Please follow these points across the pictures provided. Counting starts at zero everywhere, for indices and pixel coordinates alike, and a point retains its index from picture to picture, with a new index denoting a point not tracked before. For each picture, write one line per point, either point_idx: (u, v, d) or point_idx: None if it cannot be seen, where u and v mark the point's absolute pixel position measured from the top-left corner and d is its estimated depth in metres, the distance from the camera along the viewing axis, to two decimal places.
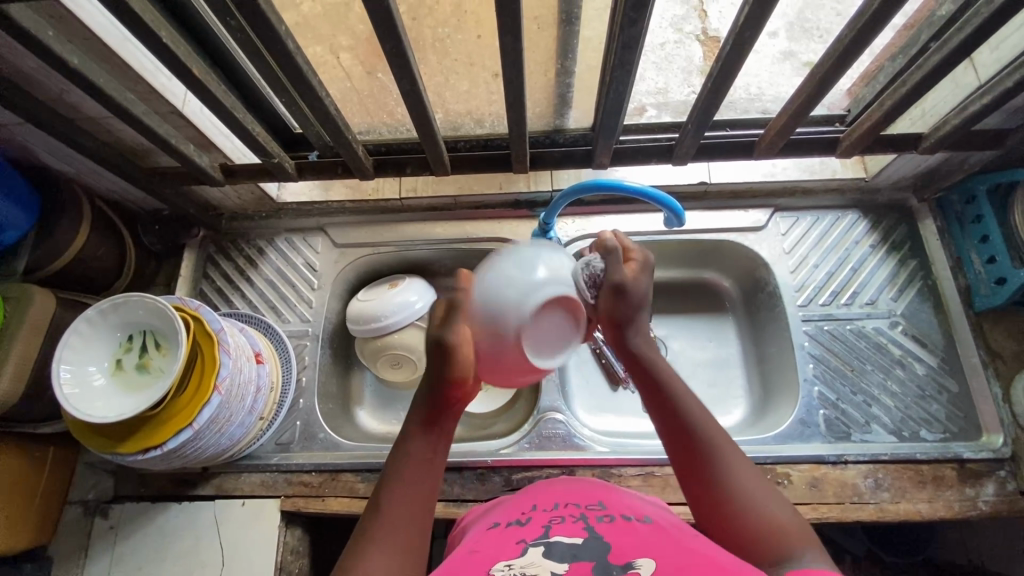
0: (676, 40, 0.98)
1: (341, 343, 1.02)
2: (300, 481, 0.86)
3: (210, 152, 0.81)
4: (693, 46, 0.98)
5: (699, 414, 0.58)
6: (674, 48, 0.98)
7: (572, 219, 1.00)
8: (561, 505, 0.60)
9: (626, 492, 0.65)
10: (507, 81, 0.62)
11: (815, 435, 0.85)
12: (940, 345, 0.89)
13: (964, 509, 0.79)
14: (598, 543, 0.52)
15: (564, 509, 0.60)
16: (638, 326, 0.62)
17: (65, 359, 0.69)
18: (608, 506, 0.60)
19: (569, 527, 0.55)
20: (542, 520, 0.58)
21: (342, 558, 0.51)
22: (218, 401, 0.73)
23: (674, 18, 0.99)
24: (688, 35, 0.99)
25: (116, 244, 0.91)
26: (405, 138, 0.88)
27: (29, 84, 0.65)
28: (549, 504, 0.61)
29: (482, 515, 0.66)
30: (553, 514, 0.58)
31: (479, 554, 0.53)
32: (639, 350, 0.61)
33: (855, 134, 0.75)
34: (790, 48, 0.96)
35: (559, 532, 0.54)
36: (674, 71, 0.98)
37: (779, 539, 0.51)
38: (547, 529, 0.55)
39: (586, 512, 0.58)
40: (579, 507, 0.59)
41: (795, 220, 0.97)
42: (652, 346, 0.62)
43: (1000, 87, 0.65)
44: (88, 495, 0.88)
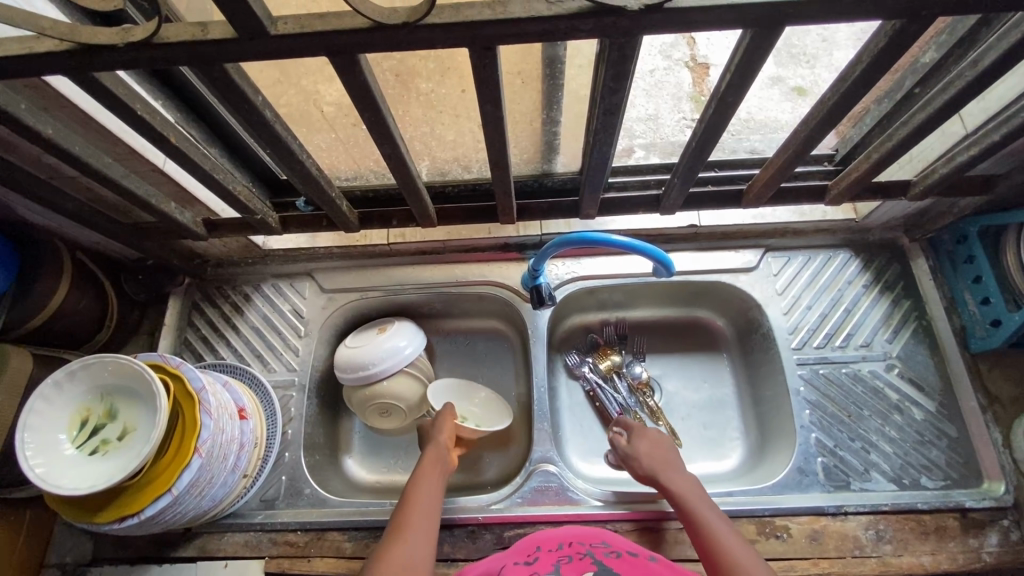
0: (666, 67, 0.99)
1: (329, 391, 1.00)
2: (286, 540, 0.83)
3: (193, 207, 0.80)
4: (682, 72, 0.99)
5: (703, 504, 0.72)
6: (664, 74, 0.99)
7: (563, 260, 1.00)
8: (566, 547, 0.68)
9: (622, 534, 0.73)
10: (490, 144, 0.61)
11: (814, 484, 0.83)
12: (937, 388, 0.87)
13: (969, 561, 0.77)
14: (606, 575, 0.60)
15: (569, 549, 0.67)
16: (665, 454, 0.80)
17: (30, 425, 0.66)
18: (611, 544, 0.68)
19: (578, 564, 0.63)
20: (551, 558, 0.65)
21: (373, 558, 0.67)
22: (198, 465, 0.71)
23: (662, 46, 1.00)
24: (677, 61, 1.00)
25: (97, 297, 0.89)
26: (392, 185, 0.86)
27: (6, 150, 0.64)
28: (554, 546, 0.68)
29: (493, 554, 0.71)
30: (560, 555, 0.66)
31: None
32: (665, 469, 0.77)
33: (844, 182, 0.75)
34: (779, 73, 0.96)
35: (568, 569, 0.62)
36: (663, 97, 0.98)
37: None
38: (557, 567, 0.63)
39: (591, 550, 0.66)
40: (583, 546, 0.67)
41: (786, 260, 0.96)
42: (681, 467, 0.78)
43: (987, 139, 0.65)
44: (65, 558, 0.85)
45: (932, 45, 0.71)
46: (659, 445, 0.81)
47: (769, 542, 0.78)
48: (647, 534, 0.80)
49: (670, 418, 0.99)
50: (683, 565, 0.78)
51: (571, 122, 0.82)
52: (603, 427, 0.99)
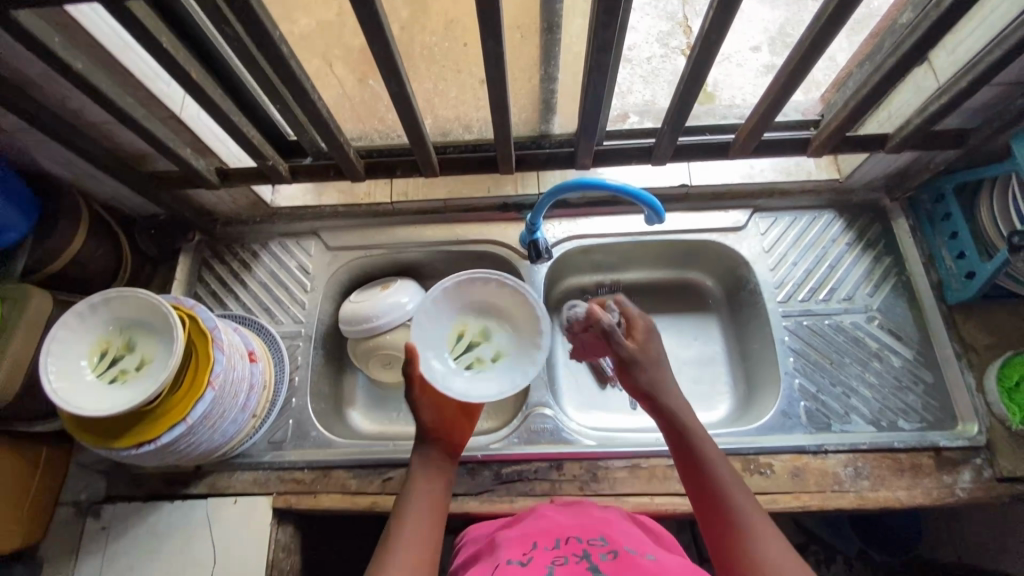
0: (662, 55, 1.04)
1: (334, 346, 1.04)
2: (293, 478, 0.87)
3: (207, 157, 0.84)
4: (678, 60, 1.03)
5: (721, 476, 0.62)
6: (661, 61, 1.04)
7: (558, 221, 1.03)
8: (562, 543, 0.64)
9: (623, 526, 0.70)
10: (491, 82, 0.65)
11: (797, 426, 0.87)
12: (916, 338, 0.92)
13: (942, 496, 0.81)
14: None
15: (565, 547, 0.63)
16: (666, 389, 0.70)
17: (54, 352, 0.70)
18: (609, 542, 0.64)
19: (572, 568, 0.58)
20: (544, 559, 0.60)
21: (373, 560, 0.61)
22: (211, 397, 0.75)
23: (660, 34, 1.05)
24: (674, 49, 1.04)
25: (112, 248, 0.93)
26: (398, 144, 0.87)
27: (34, 91, 0.68)
28: (551, 542, 0.64)
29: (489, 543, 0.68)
30: (555, 553, 0.61)
31: None
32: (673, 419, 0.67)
33: (825, 133, 0.79)
34: (773, 61, 1.01)
35: (562, 573, 0.57)
36: (660, 84, 1.03)
37: None
38: (552, 568, 0.58)
39: (589, 548, 0.62)
40: (581, 544, 0.63)
41: (773, 220, 1.01)
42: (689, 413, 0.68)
43: (956, 87, 0.70)
44: (80, 496, 0.88)
45: (907, 5, 0.75)
46: (663, 358, 0.72)
47: (754, 478, 0.83)
48: (638, 471, 0.84)
49: None
50: (672, 499, 0.82)
51: (568, 81, 0.86)
52: (597, 381, 1.03)
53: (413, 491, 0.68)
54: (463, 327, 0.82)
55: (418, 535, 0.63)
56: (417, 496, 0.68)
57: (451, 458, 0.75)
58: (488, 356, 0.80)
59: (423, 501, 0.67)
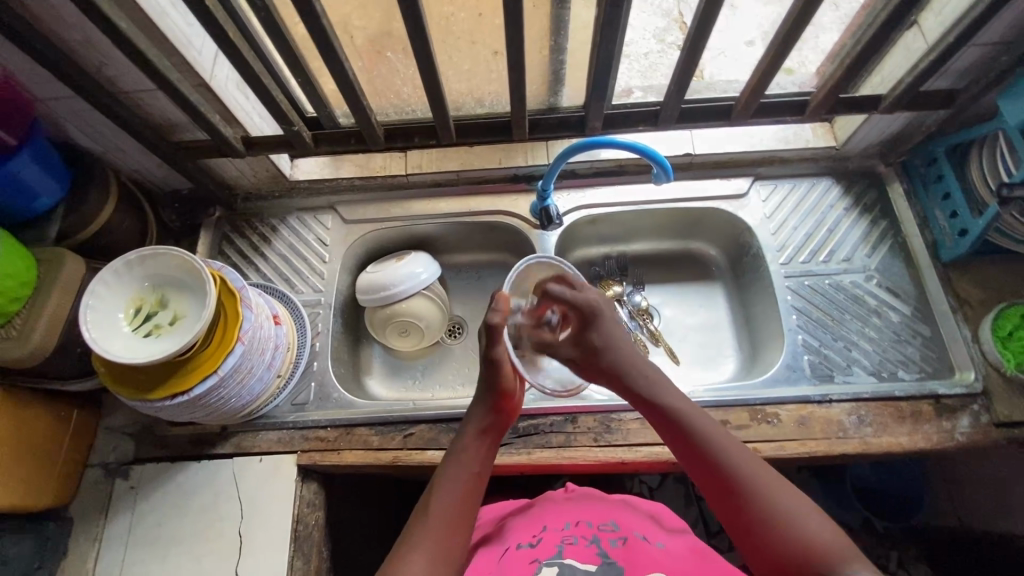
0: (658, 50, 1.04)
1: (351, 316, 1.07)
2: (316, 436, 0.91)
3: (233, 126, 0.88)
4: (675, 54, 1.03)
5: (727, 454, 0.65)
6: (658, 57, 1.04)
7: (568, 192, 1.06)
8: (572, 526, 0.69)
9: (632, 506, 0.75)
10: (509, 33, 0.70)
11: (801, 378, 0.91)
12: (913, 295, 0.96)
13: (942, 440, 0.85)
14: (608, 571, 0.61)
15: (575, 529, 0.68)
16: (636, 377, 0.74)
17: (93, 305, 0.73)
18: (620, 525, 0.69)
19: (582, 551, 0.64)
20: (554, 539, 0.66)
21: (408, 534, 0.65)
22: (241, 350, 0.78)
23: (656, 30, 1.04)
24: (670, 44, 1.03)
25: (138, 218, 0.96)
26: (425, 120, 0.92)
27: (74, 57, 0.72)
28: (561, 524, 0.69)
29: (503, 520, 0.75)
30: (564, 535, 0.67)
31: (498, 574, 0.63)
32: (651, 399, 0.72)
33: (821, 94, 0.84)
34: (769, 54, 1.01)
35: (571, 556, 0.63)
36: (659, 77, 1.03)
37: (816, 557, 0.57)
38: (560, 551, 0.64)
39: (598, 534, 0.67)
40: (591, 528, 0.68)
41: (774, 187, 1.05)
42: (670, 396, 0.72)
43: (944, 44, 0.76)
44: (109, 458, 0.91)
45: None
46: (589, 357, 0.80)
47: (761, 427, 0.86)
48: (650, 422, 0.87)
49: (669, 338, 1.07)
50: None
51: (577, 52, 0.90)
52: None
53: (463, 457, 0.71)
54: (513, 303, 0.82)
55: (456, 501, 0.67)
56: (462, 463, 0.71)
57: (502, 432, 0.77)
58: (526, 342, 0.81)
59: (465, 467, 0.70)
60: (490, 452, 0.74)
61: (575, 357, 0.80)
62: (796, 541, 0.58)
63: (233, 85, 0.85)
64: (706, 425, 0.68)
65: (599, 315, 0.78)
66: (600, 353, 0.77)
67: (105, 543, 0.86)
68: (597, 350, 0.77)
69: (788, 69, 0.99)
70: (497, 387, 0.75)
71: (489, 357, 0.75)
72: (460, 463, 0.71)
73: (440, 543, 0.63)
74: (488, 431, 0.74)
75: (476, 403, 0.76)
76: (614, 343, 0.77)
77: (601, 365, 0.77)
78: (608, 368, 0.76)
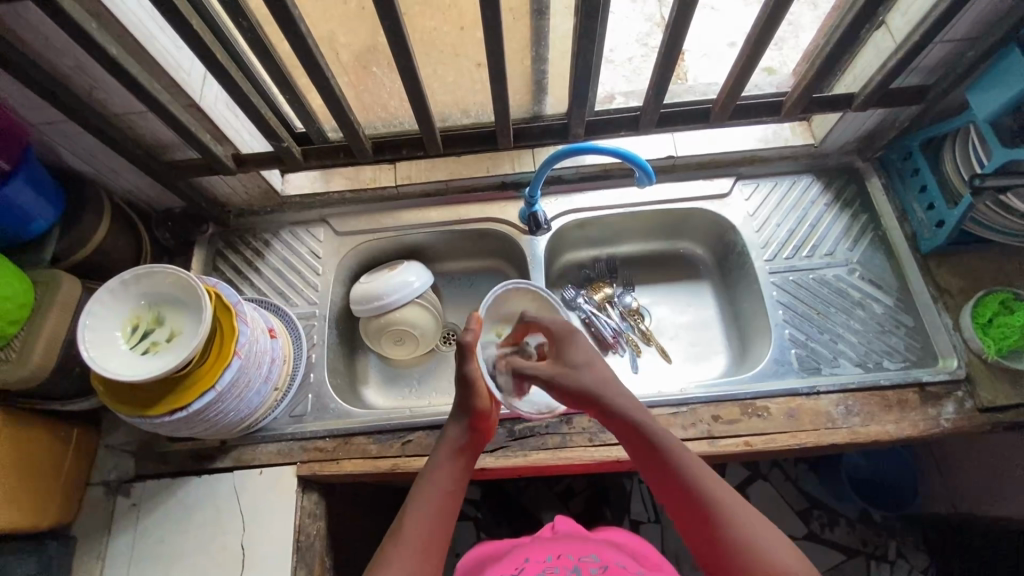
0: (642, 55, 1.07)
1: (346, 327, 1.09)
2: (315, 446, 0.92)
3: (223, 144, 0.90)
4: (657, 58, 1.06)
5: (693, 474, 0.67)
6: (641, 61, 1.07)
7: (555, 198, 1.08)
8: (555, 557, 0.73)
9: (612, 543, 0.79)
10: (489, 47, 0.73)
11: (789, 371, 0.93)
12: (894, 286, 0.98)
13: (928, 427, 0.86)
14: None
15: (557, 561, 0.73)
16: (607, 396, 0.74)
17: (89, 324, 0.74)
18: (600, 558, 0.73)
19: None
20: (536, 569, 0.71)
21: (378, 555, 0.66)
22: (238, 365, 0.79)
23: (639, 35, 1.08)
24: (652, 49, 1.07)
25: (132, 238, 0.98)
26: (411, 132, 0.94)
27: (65, 83, 0.74)
28: (544, 556, 0.74)
29: (491, 555, 0.79)
30: (547, 566, 0.72)
31: None
32: (623, 416, 0.72)
33: (795, 94, 0.87)
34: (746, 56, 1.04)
35: None
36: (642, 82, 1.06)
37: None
38: None
39: (579, 564, 0.72)
40: (572, 560, 0.72)
41: (756, 186, 1.07)
42: (639, 414, 0.72)
43: (910, 42, 0.78)
44: (110, 476, 0.92)
45: None
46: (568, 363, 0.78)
47: (752, 420, 0.88)
48: None
49: (660, 338, 1.09)
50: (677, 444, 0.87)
51: (558, 61, 0.93)
52: (599, 349, 1.07)
53: (437, 476, 0.72)
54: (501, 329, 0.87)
55: (429, 523, 0.68)
56: (435, 483, 0.72)
57: (478, 450, 0.78)
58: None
59: (435, 482, 0.72)
60: (464, 470, 0.75)
61: (557, 377, 0.76)
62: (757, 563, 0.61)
63: (222, 104, 0.86)
64: (679, 450, 0.69)
65: (576, 338, 0.80)
66: (579, 372, 0.76)
67: (108, 561, 0.87)
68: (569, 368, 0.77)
69: (771, 69, 1.02)
70: (471, 406, 0.76)
71: (460, 375, 0.76)
72: (434, 480, 0.72)
73: (409, 560, 0.65)
74: (463, 449, 0.75)
75: (451, 421, 0.77)
76: (594, 363, 0.77)
77: (580, 387, 0.75)
78: (585, 388, 0.74)
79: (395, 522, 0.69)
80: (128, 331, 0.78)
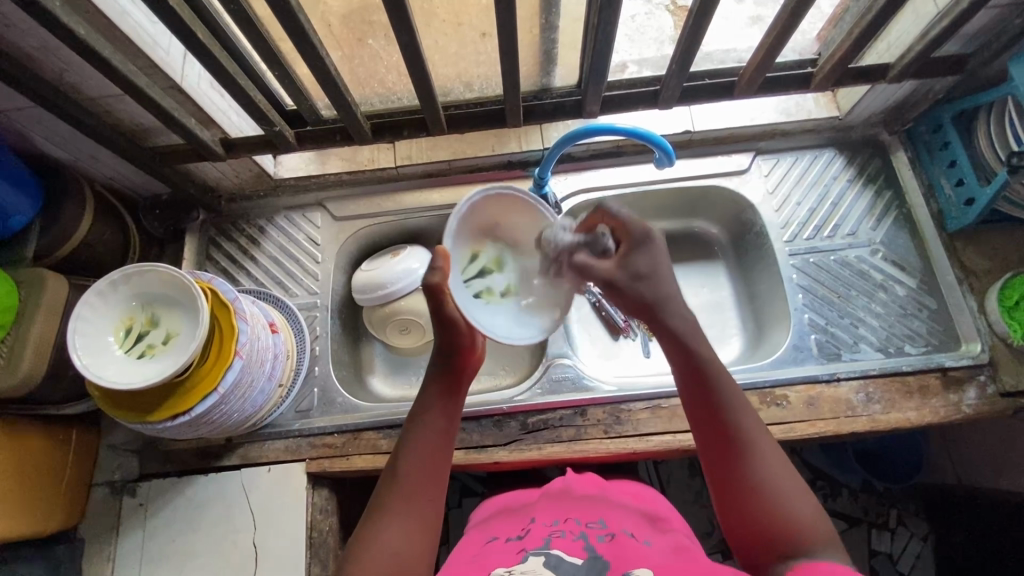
0: (647, 12, 0.99)
1: (349, 315, 1.05)
2: (324, 443, 0.90)
3: (209, 127, 0.84)
4: (664, 16, 0.99)
5: (740, 408, 0.61)
6: (646, 18, 0.99)
7: (564, 176, 1.02)
8: (561, 522, 0.70)
9: (622, 505, 0.76)
10: (499, 22, 0.67)
11: (809, 358, 0.90)
12: (918, 268, 0.95)
13: (950, 413, 0.85)
14: (596, 564, 0.61)
15: (564, 525, 0.70)
16: (670, 304, 0.65)
17: (79, 330, 0.70)
18: (608, 525, 0.70)
19: (569, 543, 0.65)
20: (542, 532, 0.69)
21: (367, 512, 0.63)
22: (241, 365, 0.75)
23: None
24: (658, 5, 0.99)
25: (119, 228, 0.92)
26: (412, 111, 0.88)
27: (32, 66, 0.67)
28: (550, 518, 0.72)
29: (500, 518, 0.77)
30: (553, 529, 0.69)
31: (483, 563, 0.64)
32: (677, 329, 0.64)
33: (828, 65, 0.81)
34: (758, 13, 0.98)
35: (557, 546, 0.64)
36: (647, 42, 0.99)
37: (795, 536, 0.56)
38: (547, 542, 0.66)
39: (586, 529, 0.68)
40: (578, 525, 0.69)
41: (776, 161, 1.02)
42: (691, 327, 0.65)
43: (957, 10, 0.72)
44: (114, 476, 0.90)
45: None
46: (647, 272, 0.65)
47: (770, 410, 0.86)
48: (659, 411, 0.87)
49: None
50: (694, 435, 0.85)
51: (569, 29, 0.85)
52: (610, 333, 1.03)
53: (425, 422, 0.66)
54: (479, 250, 0.65)
55: (420, 468, 0.64)
56: (425, 428, 0.66)
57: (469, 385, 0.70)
58: (501, 288, 0.66)
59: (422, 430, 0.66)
60: (457, 405, 0.68)
61: (618, 284, 0.65)
62: (780, 511, 0.57)
63: (207, 83, 0.80)
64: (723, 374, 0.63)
65: (650, 241, 0.66)
66: (641, 284, 0.65)
67: (119, 562, 0.86)
68: (633, 279, 0.65)
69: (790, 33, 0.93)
70: (456, 348, 0.68)
71: (439, 318, 0.67)
72: (422, 427, 0.66)
73: (400, 511, 0.62)
74: (453, 389, 0.68)
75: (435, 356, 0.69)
76: (661, 274, 0.65)
77: (634, 294, 0.65)
78: (648, 297, 0.65)
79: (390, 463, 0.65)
80: (120, 334, 0.74)
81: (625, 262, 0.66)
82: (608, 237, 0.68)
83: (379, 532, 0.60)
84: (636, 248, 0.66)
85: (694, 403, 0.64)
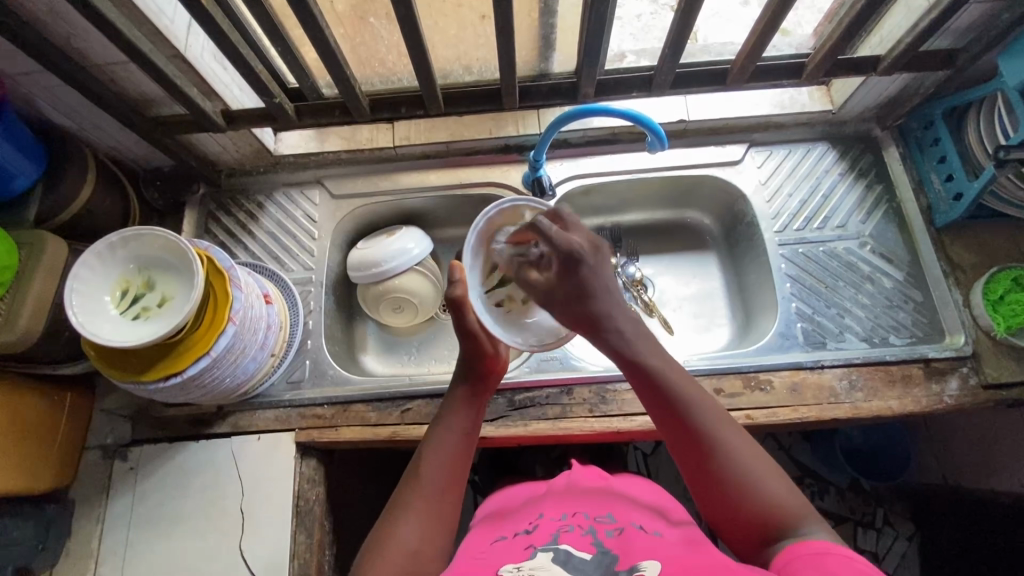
0: (652, 12, 0.98)
1: (343, 292, 1.06)
2: (313, 413, 0.91)
3: (212, 99, 0.86)
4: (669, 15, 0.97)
5: (699, 409, 0.63)
6: (651, 18, 0.98)
7: (560, 161, 1.04)
8: (569, 516, 0.69)
9: (632, 500, 0.74)
10: (496, 2, 0.69)
11: (795, 345, 0.91)
12: (906, 261, 0.96)
13: (931, 403, 0.86)
14: (605, 559, 0.60)
15: (572, 520, 0.68)
16: (611, 314, 0.68)
17: (77, 289, 0.72)
18: (617, 518, 0.68)
19: (577, 539, 0.63)
20: (550, 528, 0.66)
21: (386, 512, 0.64)
22: (234, 331, 0.76)
23: None
24: (663, 5, 0.98)
25: (120, 197, 0.94)
26: (410, 90, 0.89)
27: (40, 29, 0.69)
28: (558, 515, 0.70)
29: (506, 511, 0.76)
30: (561, 524, 0.67)
31: (491, 560, 0.63)
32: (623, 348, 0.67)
33: (818, 56, 0.82)
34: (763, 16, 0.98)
35: (567, 542, 0.63)
36: (652, 40, 0.99)
37: (779, 515, 0.58)
38: (556, 537, 0.64)
39: (594, 525, 0.66)
40: (587, 519, 0.67)
41: (769, 153, 1.03)
42: (637, 338, 0.67)
43: (945, 2, 0.73)
44: (106, 440, 0.91)
45: None
46: (607, 283, 0.69)
47: (754, 394, 0.88)
48: None
49: (663, 309, 1.07)
50: None
51: (569, 14, 0.87)
52: None
53: (451, 421, 0.70)
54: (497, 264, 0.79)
55: (446, 467, 0.67)
56: (450, 428, 0.70)
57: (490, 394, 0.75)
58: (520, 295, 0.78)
59: (446, 432, 0.69)
60: (479, 412, 0.73)
61: (575, 287, 0.68)
62: (758, 496, 0.59)
63: (211, 55, 0.82)
64: (683, 384, 0.65)
65: (580, 264, 0.68)
66: (590, 301, 0.67)
67: (108, 524, 0.87)
68: (588, 293, 0.67)
69: (787, 30, 0.94)
70: (478, 354, 0.73)
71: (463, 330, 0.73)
72: (448, 427, 0.70)
73: (421, 508, 0.64)
74: (476, 395, 0.73)
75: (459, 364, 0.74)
76: (603, 290, 0.68)
77: (581, 309, 0.68)
78: (592, 313, 0.67)
79: (412, 464, 0.68)
80: (117, 295, 0.75)
81: (567, 280, 0.68)
82: (538, 246, 0.73)
83: (401, 528, 0.62)
84: (567, 266, 0.68)
85: (655, 411, 0.66)
